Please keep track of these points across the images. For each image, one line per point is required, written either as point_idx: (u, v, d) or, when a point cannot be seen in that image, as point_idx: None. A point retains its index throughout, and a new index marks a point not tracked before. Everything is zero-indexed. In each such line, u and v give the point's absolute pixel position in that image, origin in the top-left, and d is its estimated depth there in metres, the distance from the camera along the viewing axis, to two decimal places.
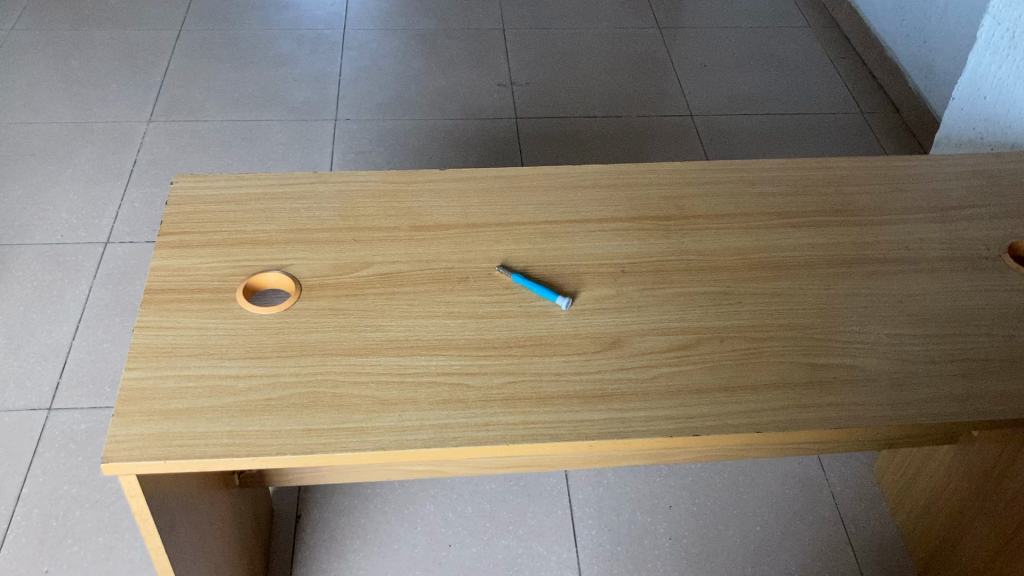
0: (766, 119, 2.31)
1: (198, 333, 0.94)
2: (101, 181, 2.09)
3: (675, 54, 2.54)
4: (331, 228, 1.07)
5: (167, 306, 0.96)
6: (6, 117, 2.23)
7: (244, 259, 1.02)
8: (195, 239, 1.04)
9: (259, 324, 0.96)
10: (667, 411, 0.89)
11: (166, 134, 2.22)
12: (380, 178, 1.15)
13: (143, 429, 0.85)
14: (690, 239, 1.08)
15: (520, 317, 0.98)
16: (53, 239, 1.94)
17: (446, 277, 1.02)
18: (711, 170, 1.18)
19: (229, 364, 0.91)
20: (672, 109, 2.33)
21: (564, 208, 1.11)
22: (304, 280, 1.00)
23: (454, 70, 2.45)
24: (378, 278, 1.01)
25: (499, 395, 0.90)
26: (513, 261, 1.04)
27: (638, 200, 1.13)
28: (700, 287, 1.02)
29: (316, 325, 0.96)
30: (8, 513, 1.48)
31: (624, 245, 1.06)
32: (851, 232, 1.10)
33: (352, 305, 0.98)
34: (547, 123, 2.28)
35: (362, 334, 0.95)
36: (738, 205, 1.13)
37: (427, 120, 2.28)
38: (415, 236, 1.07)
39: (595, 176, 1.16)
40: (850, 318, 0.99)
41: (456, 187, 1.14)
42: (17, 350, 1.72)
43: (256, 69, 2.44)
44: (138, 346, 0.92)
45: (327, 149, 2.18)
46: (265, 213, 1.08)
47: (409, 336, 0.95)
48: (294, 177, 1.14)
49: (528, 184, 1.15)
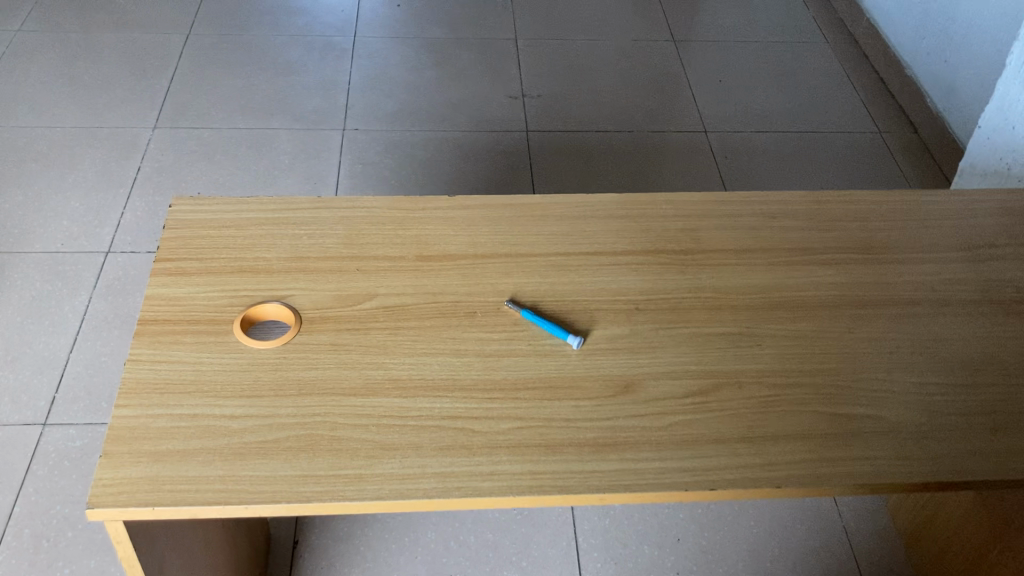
0: (782, 137, 2.27)
1: (193, 367, 0.90)
2: (104, 188, 2.05)
3: (690, 69, 2.50)
4: (334, 256, 1.03)
5: (161, 338, 0.92)
6: (10, 120, 2.20)
7: (243, 289, 0.98)
8: (192, 266, 1.00)
9: (256, 359, 0.91)
10: (682, 463, 0.84)
11: (171, 141, 2.18)
12: (387, 203, 1.11)
13: (131, 472, 0.81)
14: (708, 275, 1.03)
15: (529, 357, 0.93)
16: (53, 247, 1.91)
17: (452, 312, 0.97)
18: (730, 201, 1.14)
19: (224, 403, 0.87)
20: (686, 125, 2.29)
21: (577, 239, 1.07)
22: (304, 312, 0.96)
23: (465, 80, 2.41)
24: (382, 312, 0.97)
25: (507, 441, 0.85)
26: (522, 296, 1.00)
27: (654, 233, 1.08)
28: (719, 326, 0.97)
29: (317, 361, 0.91)
30: None
31: (639, 281, 1.02)
32: (876, 271, 1.05)
33: (354, 340, 0.94)
34: (559, 137, 2.23)
35: (364, 372, 0.91)
36: (759, 239, 1.08)
37: (436, 131, 2.24)
38: (421, 267, 1.02)
39: (610, 205, 1.12)
40: (875, 364, 0.95)
41: (465, 214, 1.10)
42: (13, 363, 1.68)
43: (265, 75, 2.41)
44: (129, 382, 0.88)
45: (334, 160, 2.14)
46: (266, 238, 1.04)
47: (413, 375, 0.91)
48: (297, 201, 1.10)
49: (540, 213, 1.10)
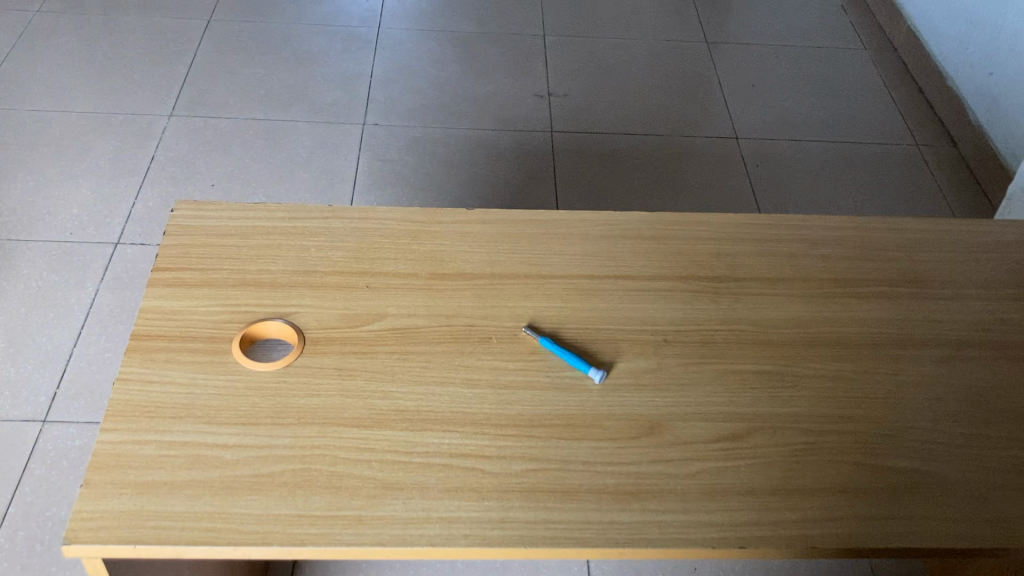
0: (816, 146, 2.18)
1: (186, 390, 0.84)
2: (117, 176, 2.00)
3: (723, 72, 2.41)
4: (342, 271, 0.96)
5: (153, 356, 0.86)
6: (24, 103, 2.15)
7: (244, 304, 0.92)
8: (191, 277, 0.94)
9: (254, 383, 0.85)
10: (710, 516, 0.77)
11: (187, 130, 2.13)
12: (401, 214, 1.04)
13: (113, 504, 0.75)
14: (743, 307, 0.96)
15: (547, 391, 0.86)
16: (62, 236, 1.86)
17: (466, 337, 0.91)
18: (768, 225, 1.06)
19: (217, 430, 0.81)
20: (717, 130, 2.21)
21: (603, 261, 1.00)
22: (308, 331, 0.90)
23: (490, 76, 2.34)
24: (391, 334, 0.90)
25: (520, 485, 0.79)
26: (542, 322, 0.93)
27: (685, 257, 1.01)
28: (754, 365, 0.90)
29: (318, 387, 0.85)
30: None
31: (669, 311, 0.95)
32: (923, 307, 0.98)
33: (360, 365, 0.87)
34: (584, 138, 2.16)
35: (368, 402, 0.84)
36: (799, 268, 1.01)
37: (458, 129, 2.17)
38: (435, 286, 0.96)
39: (639, 225, 1.05)
40: (923, 412, 0.87)
41: (483, 230, 1.03)
42: (15, 356, 1.63)
43: (285, 64, 2.34)
44: (117, 404, 0.82)
45: (352, 155, 2.08)
46: (270, 249, 0.98)
47: (421, 406, 0.84)
48: (305, 209, 1.04)
49: (564, 230, 1.04)
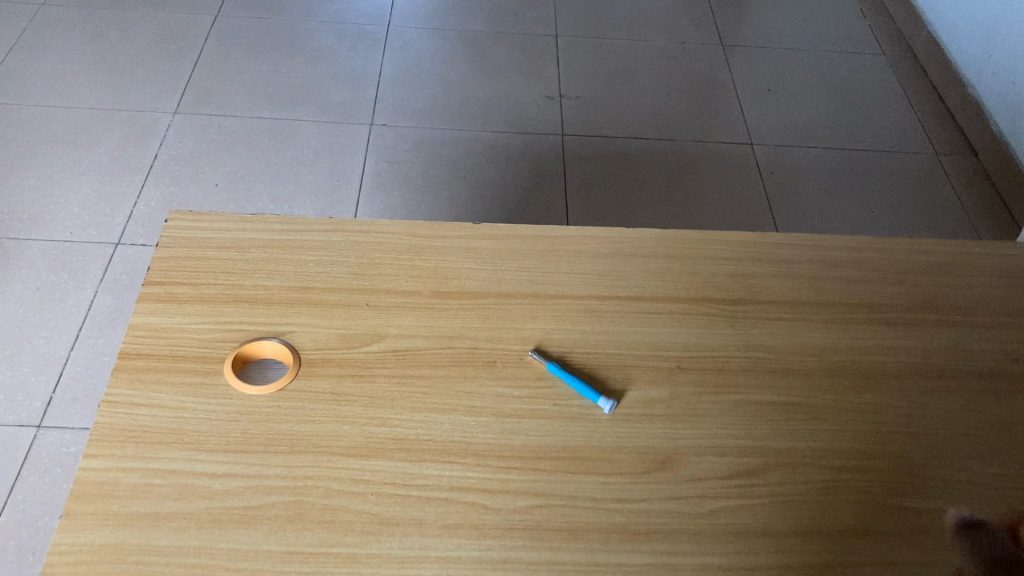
0: (834, 154, 2.13)
1: (174, 414, 0.80)
2: (119, 174, 1.96)
3: (738, 76, 2.36)
4: (342, 288, 0.92)
5: (142, 377, 0.82)
6: (27, 98, 2.11)
7: (238, 322, 0.88)
8: (184, 292, 0.90)
9: (246, 407, 0.81)
10: (725, 560, 0.73)
11: (191, 128, 2.09)
12: (405, 227, 1.00)
13: (94, 537, 0.71)
14: (761, 332, 0.91)
15: (554, 421, 0.82)
16: (61, 236, 1.82)
17: (470, 360, 0.86)
18: (786, 244, 1.02)
19: (206, 458, 0.77)
20: (731, 135, 2.16)
21: (614, 281, 0.96)
22: (304, 352, 0.86)
23: (500, 77, 2.29)
24: (391, 356, 0.86)
25: (523, 523, 0.74)
26: (549, 345, 0.88)
27: (700, 277, 0.97)
28: (771, 395, 0.86)
29: (314, 413, 0.81)
30: None
31: (682, 335, 0.90)
32: (949, 335, 0.93)
33: (358, 389, 0.83)
34: (596, 142, 2.11)
35: (365, 429, 0.80)
36: (820, 292, 0.96)
37: (468, 131, 2.12)
38: (439, 304, 0.91)
39: (652, 242, 1.00)
40: (947, 448, 0.83)
41: (489, 245, 0.99)
42: (10, 358, 1.59)
43: (292, 63, 2.30)
44: (102, 428, 0.78)
45: (359, 157, 2.03)
46: (267, 264, 0.94)
47: (421, 435, 0.80)
48: (305, 220, 0.99)
49: (574, 247, 0.99)
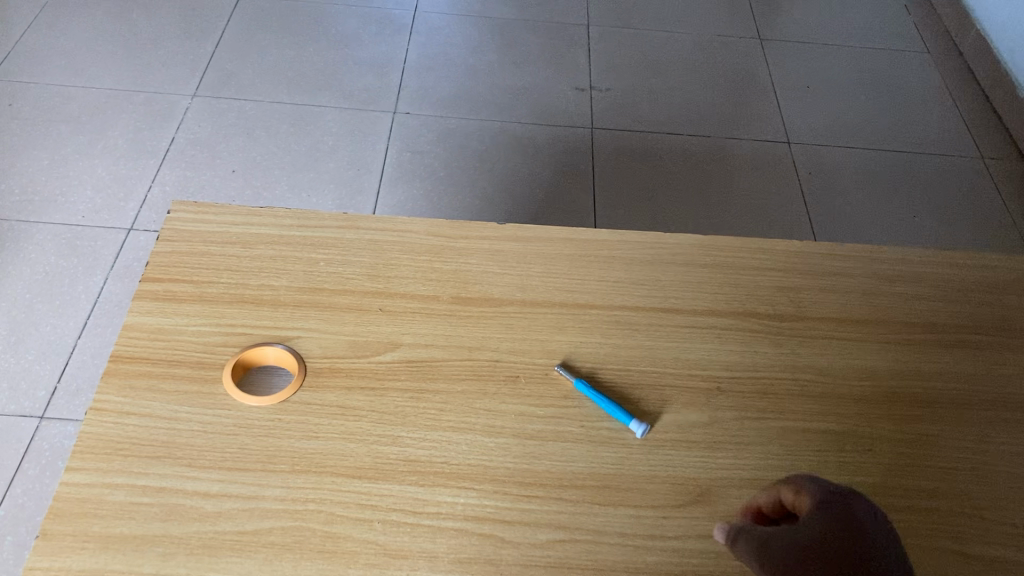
0: (875, 154, 2.03)
1: (167, 425, 0.73)
2: (134, 158, 1.90)
3: (775, 72, 2.27)
4: (353, 290, 0.85)
5: (134, 383, 0.76)
6: (43, 77, 2.06)
7: (241, 325, 0.81)
8: (184, 290, 0.83)
9: (246, 420, 0.74)
10: None
11: (210, 112, 2.02)
12: (424, 225, 0.93)
13: (71, 561, 0.65)
14: (807, 352, 0.84)
15: (580, 445, 0.75)
16: (72, 220, 1.76)
17: (490, 374, 0.79)
18: (836, 255, 0.94)
19: (199, 476, 0.70)
20: (768, 133, 2.07)
21: (650, 291, 0.88)
22: (311, 359, 0.79)
23: (529, 67, 2.21)
24: (404, 367, 0.79)
25: (544, 560, 0.67)
26: (577, 360, 0.81)
27: (743, 289, 0.89)
28: (819, 423, 0.78)
29: (319, 428, 0.74)
30: None
31: (723, 352, 0.83)
32: (1013, 361, 0.86)
33: (368, 404, 0.76)
34: (627, 137, 2.03)
35: (374, 448, 0.73)
36: (872, 308, 0.89)
37: (494, 121, 2.05)
38: (458, 311, 0.84)
39: (690, 249, 0.93)
40: (1013, 488, 0.75)
41: (514, 247, 0.91)
42: (16, 345, 1.54)
43: (315, 46, 2.23)
44: (86, 438, 0.72)
45: (381, 146, 1.96)
46: (275, 262, 0.87)
47: (434, 458, 0.73)
48: (316, 214, 0.92)
49: (605, 252, 0.92)
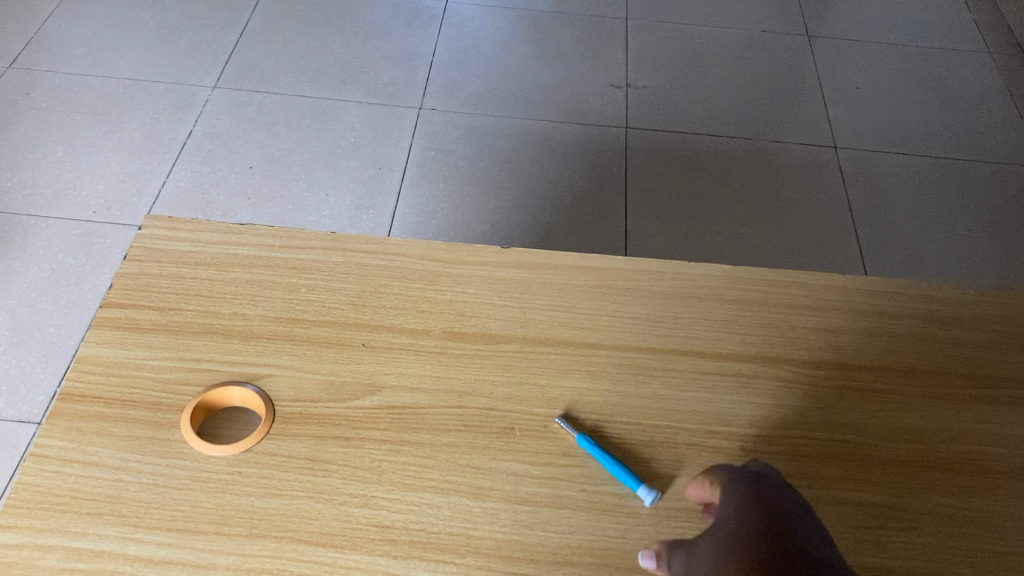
0: (929, 161, 1.90)
1: (114, 477, 0.65)
2: (149, 151, 1.81)
3: (824, 71, 2.14)
4: (334, 322, 0.76)
5: (82, 426, 0.68)
6: (62, 66, 1.99)
7: (207, 360, 0.73)
8: (147, 318, 0.75)
9: (202, 473, 0.66)
10: None
11: (230, 104, 1.94)
12: (418, 247, 0.84)
13: None
14: (844, 408, 0.73)
15: (579, 513, 0.65)
16: (83, 215, 1.68)
17: (480, 426, 0.70)
18: (881, 292, 0.83)
19: (143, 538, 0.62)
20: (813, 136, 1.94)
21: (667, 330, 0.78)
22: (281, 402, 0.70)
23: (563, 63, 2.10)
24: (385, 415, 0.70)
25: None
26: (580, 411, 0.72)
27: (774, 329, 0.79)
28: (857, 494, 0.68)
29: (283, 485, 0.66)
30: None
31: (748, 406, 0.73)
32: None
33: (340, 457, 0.67)
34: (662, 138, 1.92)
35: (343, 510, 0.64)
36: (921, 357, 0.78)
37: (525, 120, 1.95)
38: (451, 349, 0.75)
39: (716, 282, 0.83)
40: None
41: (518, 275, 0.82)
42: (17, 346, 1.46)
43: (341, 38, 2.14)
44: (22, 491, 0.64)
45: (404, 144, 1.87)
46: (251, 288, 0.78)
47: (411, 523, 0.64)
48: (301, 233, 0.84)
49: (620, 284, 0.82)
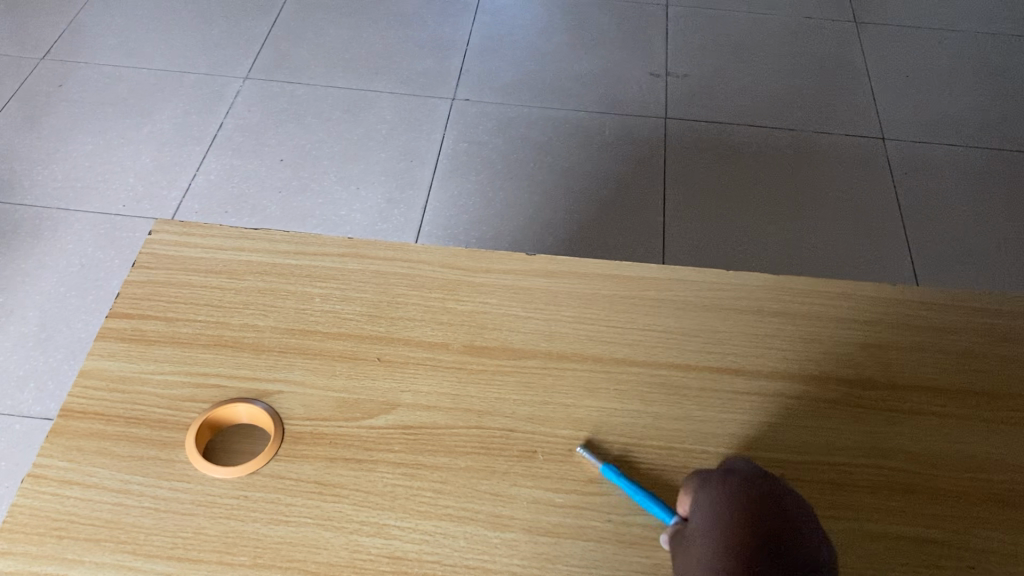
0: (982, 153, 1.81)
1: (113, 501, 0.62)
2: (180, 144, 1.79)
3: (872, 59, 2.06)
4: (349, 334, 0.72)
5: (83, 444, 0.65)
6: (95, 57, 1.98)
7: (215, 375, 0.69)
8: (155, 330, 0.72)
9: (206, 496, 0.63)
10: None
11: (261, 95, 1.91)
12: (439, 254, 0.80)
13: None
14: (892, 432, 0.68)
15: (605, 546, 0.61)
16: (113, 209, 1.65)
17: (501, 448, 0.66)
18: (933, 305, 0.77)
19: (142, 567, 0.59)
20: (860, 127, 1.87)
21: (703, 344, 0.73)
22: (291, 420, 0.67)
23: (600, 51, 2.05)
24: (399, 435, 0.66)
25: None
26: (607, 433, 0.67)
27: (816, 345, 0.73)
28: (908, 526, 0.63)
29: (291, 511, 0.62)
30: None
31: (789, 430, 0.68)
32: None
33: (352, 481, 0.64)
34: (702, 128, 1.85)
35: (353, 539, 0.60)
36: (978, 375, 0.72)
37: (560, 110, 1.89)
38: (471, 364, 0.71)
39: (755, 292, 0.77)
40: None
41: (543, 285, 0.77)
42: (45, 343, 1.43)
43: (374, 26, 2.10)
44: (19, 513, 0.61)
45: (436, 135, 1.83)
46: (263, 297, 0.75)
47: (424, 554, 0.60)
48: (317, 239, 0.80)
49: (652, 294, 0.77)
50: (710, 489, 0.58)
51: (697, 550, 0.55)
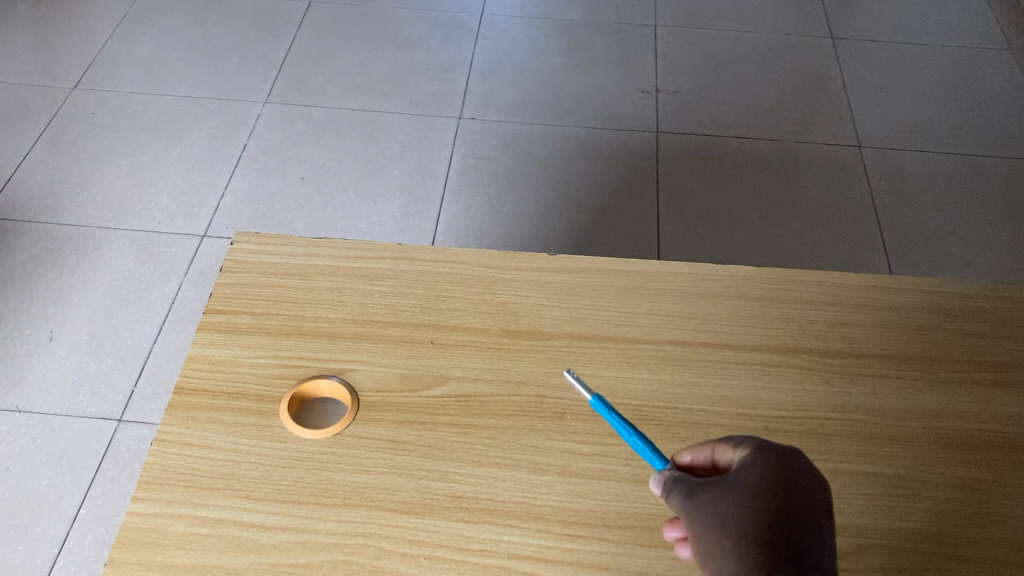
0: (950, 158, 1.97)
1: (226, 457, 0.77)
2: (208, 165, 1.94)
3: (847, 72, 2.22)
4: (405, 323, 0.88)
5: (196, 415, 0.79)
6: (124, 86, 2.13)
7: (299, 357, 0.84)
8: (246, 322, 0.87)
9: (301, 453, 0.77)
10: None
11: (281, 118, 2.06)
12: (475, 256, 0.95)
13: None
14: (856, 390, 0.83)
15: (624, 485, 0.76)
16: (150, 226, 1.79)
17: (537, 411, 0.81)
18: (891, 289, 0.93)
19: (255, 508, 0.73)
20: (837, 136, 2.03)
21: (698, 324, 0.88)
22: (364, 392, 0.82)
23: (594, 70, 2.21)
24: (453, 402, 0.81)
25: None
26: (622, 396, 0.82)
27: (793, 323, 0.89)
28: (868, 466, 0.78)
29: (370, 463, 0.77)
30: (61, 534, 1.31)
31: (771, 391, 0.83)
32: None
33: (417, 439, 0.79)
34: (691, 140, 2.01)
35: (422, 484, 0.75)
36: (927, 346, 0.88)
37: (559, 127, 2.05)
38: (508, 345, 0.86)
39: (742, 282, 0.93)
40: None
41: (564, 279, 0.93)
42: (95, 349, 1.55)
43: (383, 51, 2.25)
44: (151, 470, 0.76)
45: (445, 152, 1.98)
46: (333, 294, 0.90)
47: (480, 494, 0.75)
48: (372, 245, 0.95)
49: (655, 285, 0.92)
50: (763, 457, 0.62)
51: (725, 497, 0.60)
